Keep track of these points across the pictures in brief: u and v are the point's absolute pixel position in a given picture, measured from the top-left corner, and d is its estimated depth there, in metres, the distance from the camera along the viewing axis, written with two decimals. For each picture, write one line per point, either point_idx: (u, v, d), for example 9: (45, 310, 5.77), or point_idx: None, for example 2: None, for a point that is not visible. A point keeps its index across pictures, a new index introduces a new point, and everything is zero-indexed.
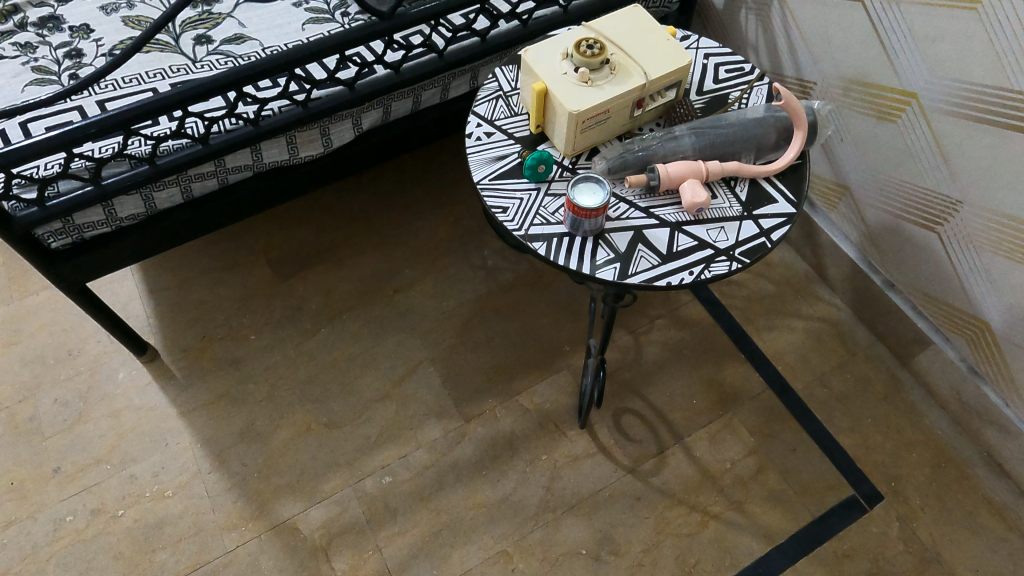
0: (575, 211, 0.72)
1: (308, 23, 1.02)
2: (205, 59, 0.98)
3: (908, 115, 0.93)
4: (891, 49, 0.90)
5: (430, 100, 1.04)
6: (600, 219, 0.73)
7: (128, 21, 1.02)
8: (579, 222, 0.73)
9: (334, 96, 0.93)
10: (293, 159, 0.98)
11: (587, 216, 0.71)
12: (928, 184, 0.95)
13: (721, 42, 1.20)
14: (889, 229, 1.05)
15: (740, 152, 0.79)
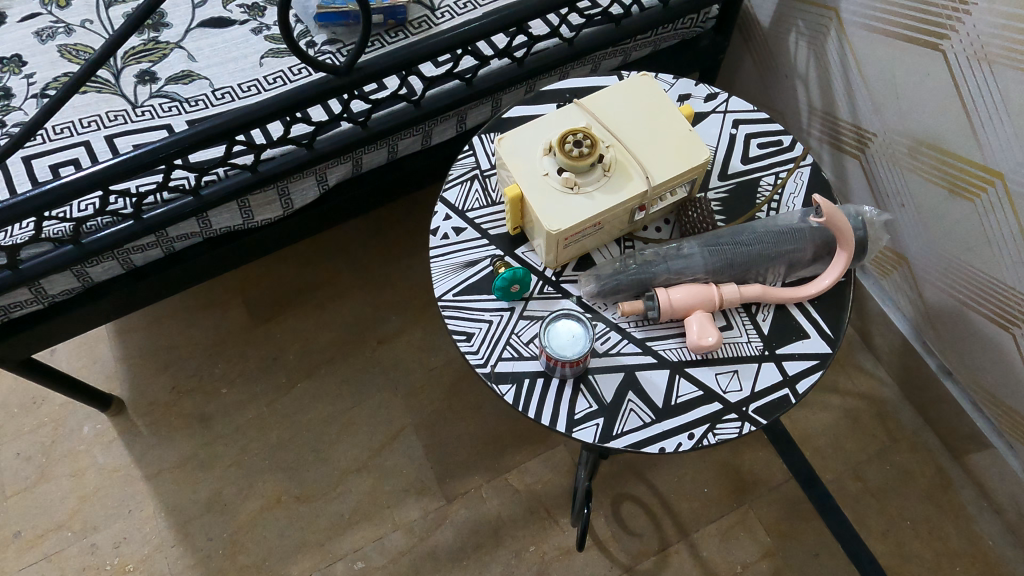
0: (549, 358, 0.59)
1: (267, 55, 0.87)
2: (147, 104, 0.84)
3: (988, 198, 0.74)
4: (973, 116, 0.71)
5: (408, 148, 0.89)
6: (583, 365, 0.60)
7: (66, 50, 0.88)
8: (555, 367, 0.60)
9: (288, 157, 0.80)
10: (248, 223, 0.85)
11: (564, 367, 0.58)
12: (1006, 278, 0.77)
13: (766, 64, 1.00)
14: (952, 314, 0.88)
15: (766, 271, 0.63)
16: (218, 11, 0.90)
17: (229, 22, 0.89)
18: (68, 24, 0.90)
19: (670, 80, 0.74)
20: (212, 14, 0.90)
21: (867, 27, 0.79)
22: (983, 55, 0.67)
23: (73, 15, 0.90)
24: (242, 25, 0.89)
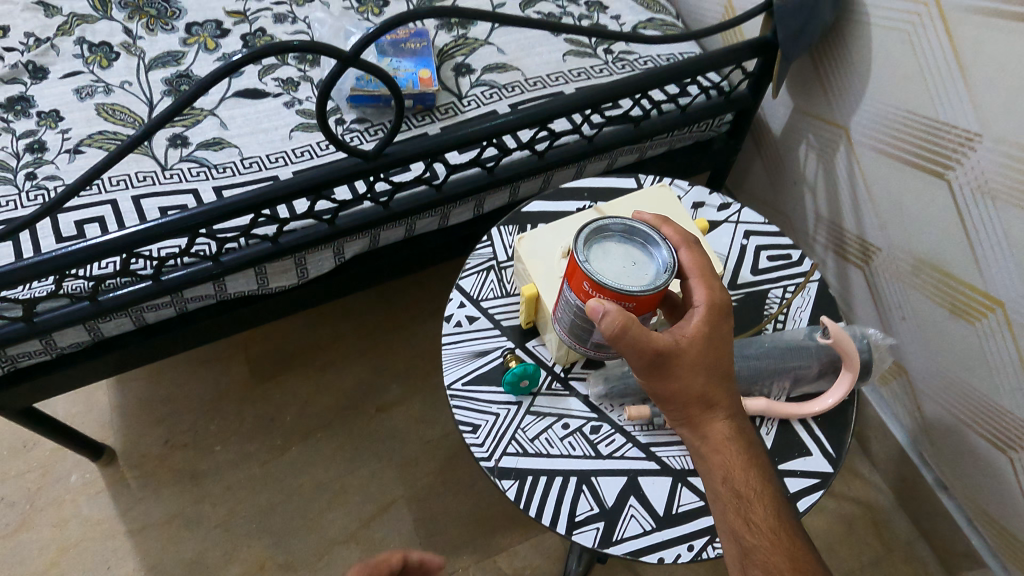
0: (583, 285, 0.52)
1: (297, 129, 0.90)
2: (176, 167, 0.86)
3: (988, 322, 0.75)
4: (976, 242, 0.73)
5: (425, 227, 0.91)
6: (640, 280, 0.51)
7: (103, 109, 0.90)
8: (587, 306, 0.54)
9: (308, 231, 0.82)
10: (262, 289, 0.86)
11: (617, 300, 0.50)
12: (1004, 405, 0.78)
13: (776, 169, 1.04)
14: (951, 431, 0.88)
15: (771, 385, 0.64)
16: (253, 82, 0.94)
17: (262, 93, 0.93)
18: (108, 83, 0.93)
19: (685, 186, 0.77)
20: (247, 85, 0.94)
21: (875, 149, 0.82)
22: (986, 190, 0.70)
23: (114, 75, 0.94)
24: (275, 97, 0.93)
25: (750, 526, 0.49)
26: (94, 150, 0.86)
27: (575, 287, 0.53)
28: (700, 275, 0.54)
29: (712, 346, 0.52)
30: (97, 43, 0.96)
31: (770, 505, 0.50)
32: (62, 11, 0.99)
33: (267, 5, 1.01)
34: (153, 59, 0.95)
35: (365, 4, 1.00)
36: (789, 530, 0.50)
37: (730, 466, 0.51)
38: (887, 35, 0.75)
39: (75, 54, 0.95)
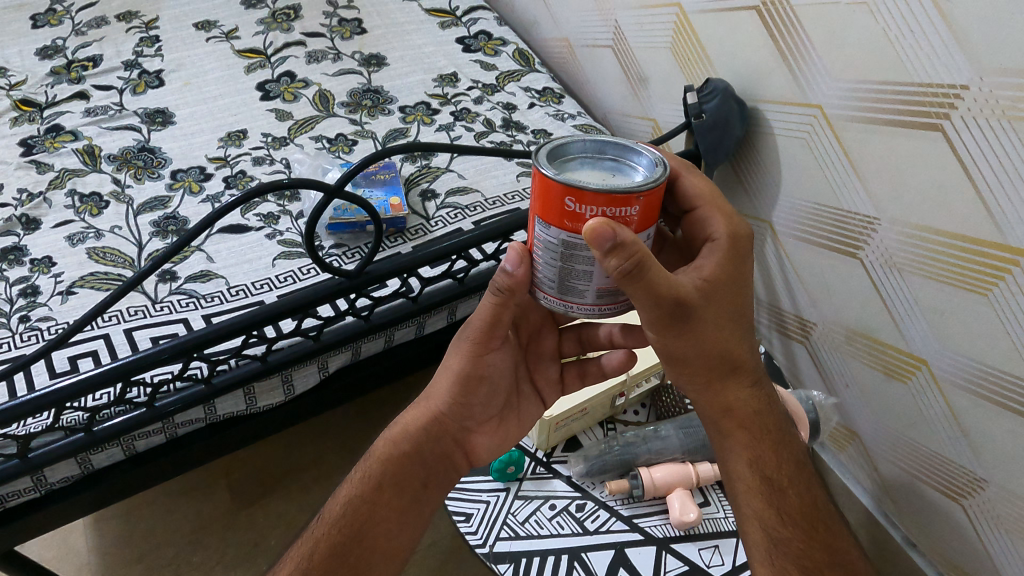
0: (562, 201, 0.45)
1: (279, 256, 0.98)
2: (166, 300, 0.92)
3: (917, 379, 0.85)
4: (893, 309, 0.83)
5: (404, 337, 0.98)
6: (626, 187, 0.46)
7: (94, 253, 0.96)
8: (572, 234, 0.46)
9: (294, 348, 0.87)
10: (250, 409, 0.90)
11: (614, 207, 0.44)
12: (947, 455, 0.86)
13: None
14: (907, 487, 0.95)
15: None
16: (236, 219, 1.02)
17: (245, 228, 1.01)
18: (98, 228, 0.99)
19: None
20: (230, 222, 1.02)
21: (795, 237, 0.94)
22: (892, 263, 0.81)
23: (104, 221, 1.00)
24: (257, 231, 1.01)
25: (778, 509, 0.60)
26: (87, 290, 0.91)
27: (552, 212, 0.46)
28: (720, 216, 0.57)
29: (730, 290, 0.55)
30: (88, 193, 1.04)
31: (793, 480, 0.61)
32: (54, 167, 1.07)
33: (246, 150, 1.11)
34: (141, 204, 1.03)
35: (336, 144, 1.12)
36: (808, 511, 0.61)
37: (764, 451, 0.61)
38: (789, 143, 0.88)
39: (67, 204, 1.02)
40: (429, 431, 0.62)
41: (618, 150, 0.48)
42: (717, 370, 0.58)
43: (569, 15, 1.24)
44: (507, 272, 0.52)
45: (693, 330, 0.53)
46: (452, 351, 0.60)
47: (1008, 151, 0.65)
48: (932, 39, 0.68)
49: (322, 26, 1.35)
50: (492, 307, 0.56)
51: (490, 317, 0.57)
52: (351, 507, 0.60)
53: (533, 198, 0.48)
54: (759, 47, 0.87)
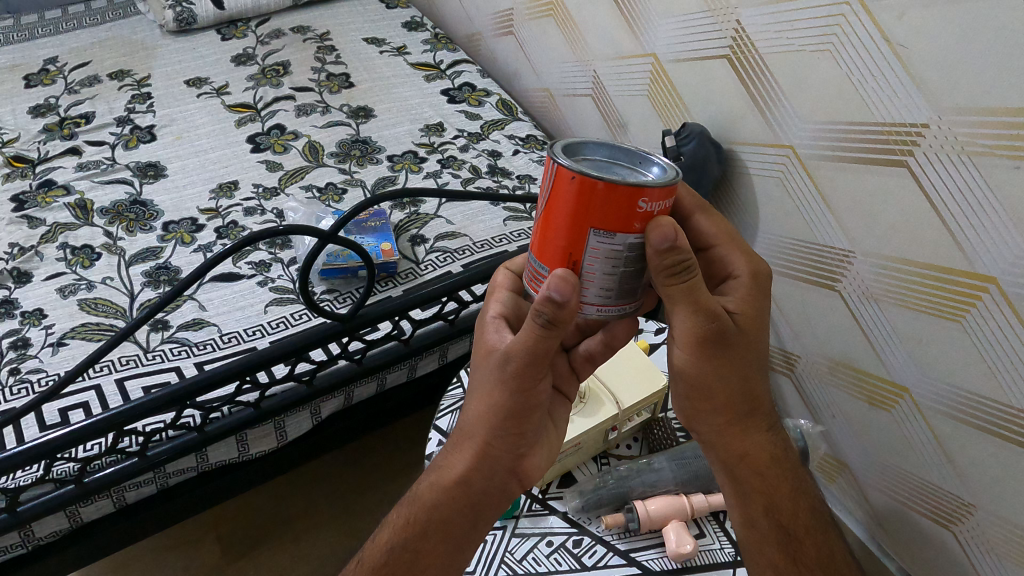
0: (634, 205, 0.44)
1: (271, 303, 0.99)
2: (158, 348, 0.92)
3: (901, 407, 0.86)
4: (874, 339, 0.86)
5: (396, 380, 0.99)
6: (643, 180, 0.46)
7: (86, 304, 0.96)
8: (637, 237, 0.45)
9: (288, 393, 0.88)
10: (243, 456, 0.90)
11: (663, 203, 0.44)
12: (936, 482, 0.87)
13: None
14: (899, 516, 0.96)
15: None
16: (228, 267, 1.04)
17: (237, 276, 1.03)
18: (90, 280, 0.99)
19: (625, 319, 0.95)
20: (222, 270, 1.03)
21: (782, 274, 0.95)
22: (870, 294, 0.84)
23: (96, 272, 1.01)
24: (249, 278, 1.02)
25: (794, 559, 0.59)
26: (78, 341, 0.91)
27: (619, 219, 0.44)
28: (740, 252, 0.57)
29: (756, 328, 0.54)
30: (80, 246, 1.04)
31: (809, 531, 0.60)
32: (46, 221, 1.08)
33: (237, 201, 1.13)
34: (133, 255, 1.04)
35: (326, 193, 1.14)
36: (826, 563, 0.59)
37: (778, 498, 0.60)
38: (765, 182, 0.92)
39: (58, 257, 1.03)
40: (473, 476, 0.56)
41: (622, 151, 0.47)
42: (737, 412, 0.57)
43: (549, 66, 1.30)
44: (554, 299, 0.46)
45: (727, 359, 0.53)
46: (495, 385, 0.52)
47: (970, 183, 0.69)
48: (893, 82, 0.72)
49: (311, 81, 1.39)
50: (537, 341, 0.48)
51: (529, 353, 0.49)
52: (391, 555, 0.56)
53: (579, 211, 0.44)
54: (731, 93, 0.92)
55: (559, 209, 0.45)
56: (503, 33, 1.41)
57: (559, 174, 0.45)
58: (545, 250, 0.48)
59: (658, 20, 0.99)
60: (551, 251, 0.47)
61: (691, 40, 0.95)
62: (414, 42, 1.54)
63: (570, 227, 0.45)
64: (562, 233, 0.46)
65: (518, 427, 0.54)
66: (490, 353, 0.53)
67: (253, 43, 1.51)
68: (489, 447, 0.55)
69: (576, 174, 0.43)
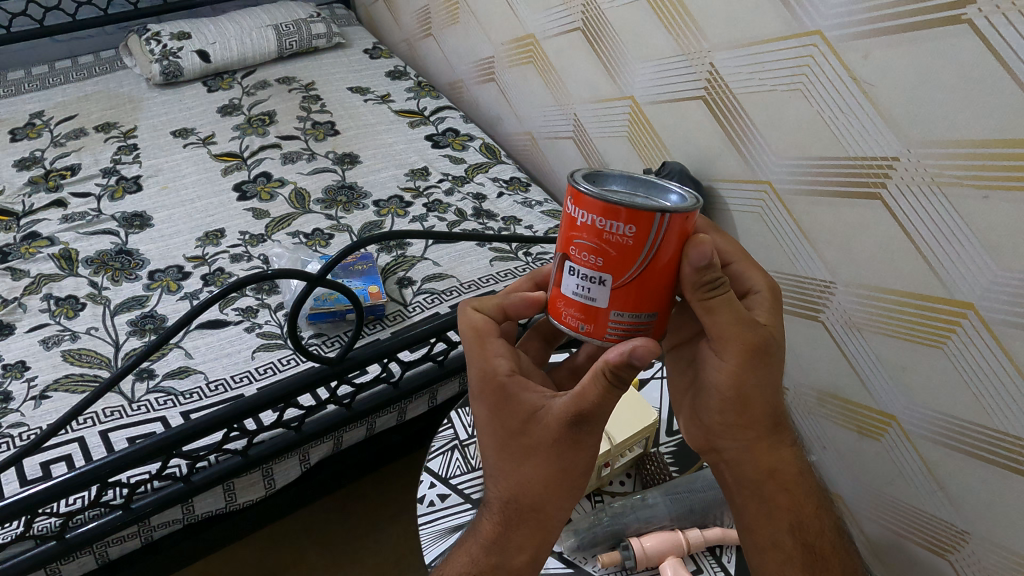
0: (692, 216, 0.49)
1: (258, 349, 0.98)
2: (143, 398, 0.90)
3: (890, 434, 0.87)
4: (859, 369, 0.87)
5: (385, 424, 0.98)
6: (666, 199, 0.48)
7: (70, 355, 0.95)
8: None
9: (276, 440, 0.86)
10: (230, 506, 0.88)
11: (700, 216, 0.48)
12: (928, 510, 0.87)
13: None
14: (894, 547, 0.95)
15: (721, 515, 0.75)
16: (215, 314, 1.04)
17: (224, 322, 1.02)
18: (74, 331, 0.98)
19: None
20: (209, 317, 1.03)
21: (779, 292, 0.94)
22: (853, 323, 0.85)
23: (80, 323, 1.00)
24: (236, 324, 1.02)
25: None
26: (61, 393, 0.89)
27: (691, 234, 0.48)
28: (758, 270, 0.56)
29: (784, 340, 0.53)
30: (64, 297, 1.04)
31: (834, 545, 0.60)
32: (29, 273, 1.07)
33: (224, 248, 1.14)
34: (118, 304, 1.03)
35: (313, 238, 1.15)
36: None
37: (805, 513, 0.59)
38: (743, 216, 0.94)
39: (42, 308, 1.02)
40: (541, 537, 0.56)
41: (640, 185, 0.48)
42: (764, 427, 0.56)
43: (530, 111, 1.33)
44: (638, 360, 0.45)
45: (761, 372, 0.52)
46: (554, 449, 0.51)
47: (941, 213, 0.71)
48: (863, 117, 0.75)
49: (296, 129, 1.42)
50: (608, 403, 0.49)
51: (595, 410, 0.49)
52: None
53: (684, 245, 0.46)
54: (707, 132, 0.95)
55: (670, 250, 0.45)
56: (484, 80, 1.45)
57: (674, 222, 0.44)
58: (653, 299, 0.47)
59: (635, 64, 1.02)
60: (655, 295, 0.47)
61: (667, 83, 0.98)
62: (397, 90, 1.58)
63: (655, 269, 0.46)
64: (664, 274, 0.46)
65: (577, 480, 0.54)
66: (541, 416, 0.51)
67: (239, 94, 1.53)
68: (552, 508, 0.55)
69: (691, 211, 0.45)
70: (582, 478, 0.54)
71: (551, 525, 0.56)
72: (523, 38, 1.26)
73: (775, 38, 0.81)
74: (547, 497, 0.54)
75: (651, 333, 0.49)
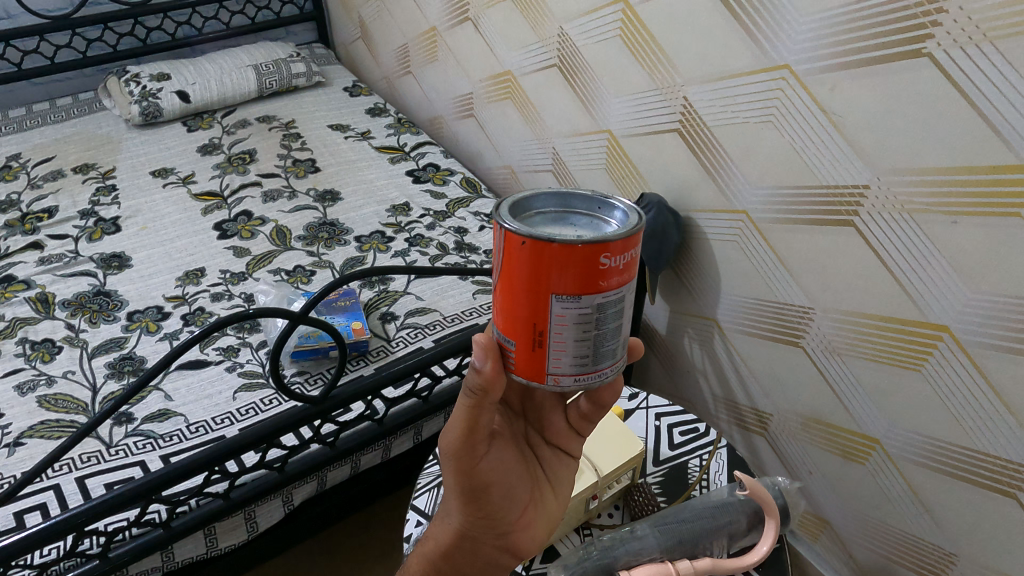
0: (595, 264, 0.40)
1: (239, 389, 0.97)
2: (122, 443, 0.88)
3: (874, 459, 0.88)
4: (841, 393, 0.88)
5: (369, 462, 0.97)
6: (598, 227, 0.42)
7: (45, 400, 0.93)
8: (604, 296, 0.41)
9: (259, 481, 0.85)
10: (210, 551, 0.86)
11: (612, 253, 0.40)
12: (916, 533, 0.87)
13: (671, 382, 1.17)
14: (885, 571, 0.95)
15: (711, 543, 0.75)
16: (196, 354, 1.02)
17: (204, 363, 1.01)
18: (50, 375, 0.97)
19: None
20: (190, 358, 1.02)
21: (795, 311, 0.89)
22: (832, 348, 0.86)
23: (56, 366, 0.98)
24: (217, 364, 1.01)
25: None
26: (36, 440, 0.87)
27: (582, 282, 0.40)
28: None
29: None
30: (40, 340, 1.02)
31: None
32: (4, 317, 1.06)
33: (204, 288, 1.13)
34: (96, 347, 1.01)
35: (295, 275, 1.15)
36: None
37: None
38: (722, 245, 0.95)
39: (17, 352, 1.00)
40: (457, 557, 0.54)
41: (586, 202, 0.43)
42: None
43: (509, 145, 1.35)
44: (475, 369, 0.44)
45: None
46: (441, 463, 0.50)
47: (913, 238, 0.73)
48: (833, 147, 0.77)
49: (277, 167, 1.42)
50: (465, 416, 0.46)
51: (455, 425, 0.47)
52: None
53: (537, 277, 0.41)
54: (684, 164, 0.97)
55: (518, 274, 0.41)
56: (463, 116, 1.47)
57: (532, 248, 0.40)
58: (507, 320, 0.44)
59: (611, 100, 1.04)
60: (520, 320, 0.43)
61: (642, 117, 1.00)
62: (378, 126, 1.59)
63: (518, 289, 0.42)
64: (526, 301, 0.42)
65: (477, 505, 0.51)
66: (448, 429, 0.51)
67: (219, 133, 1.54)
68: (460, 529, 0.53)
69: (529, 239, 0.40)
70: (484, 507, 0.51)
71: (468, 549, 0.54)
72: (501, 75, 1.29)
73: (745, 72, 0.83)
74: (458, 517, 0.53)
75: (517, 364, 0.44)
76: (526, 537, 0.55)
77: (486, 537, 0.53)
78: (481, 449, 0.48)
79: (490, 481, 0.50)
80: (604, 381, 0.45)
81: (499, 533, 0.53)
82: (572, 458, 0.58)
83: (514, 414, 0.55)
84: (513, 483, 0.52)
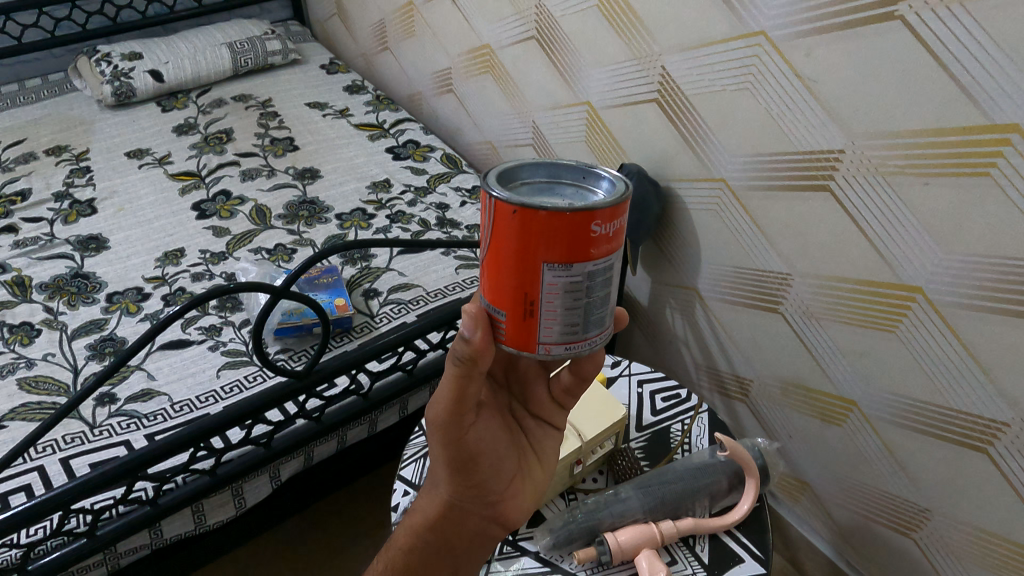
0: (584, 232, 0.40)
1: (223, 367, 0.97)
2: (105, 423, 0.88)
3: (852, 420, 0.90)
4: (820, 358, 0.89)
5: (356, 436, 0.97)
6: (586, 196, 0.42)
7: (25, 383, 0.92)
8: (593, 263, 0.42)
9: (245, 457, 0.85)
10: (199, 528, 0.86)
11: (601, 220, 0.40)
12: (893, 491, 0.90)
13: (654, 353, 1.19)
14: (862, 529, 0.98)
15: (694, 504, 0.76)
16: (178, 334, 1.02)
17: (187, 342, 1.01)
18: (29, 357, 0.96)
19: None
20: (172, 338, 1.01)
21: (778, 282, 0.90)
22: (811, 314, 0.88)
23: (36, 349, 0.97)
24: (200, 343, 1.01)
25: None
26: (19, 422, 0.87)
27: (571, 250, 0.41)
28: None
29: None
30: (18, 323, 1.01)
31: None
32: None
33: (184, 268, 1.12)
34: (76, 328, 1.00)
35: (276, 253, 1.14)
36: None
37: None
38: (702, 215, 0.96)
39: None
40: (445, 527, 0.55)
41: (574, 172, 0.43)
42: None
43: (489, 120, 1.35)
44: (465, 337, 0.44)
45: None
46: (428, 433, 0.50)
47: (887, 201, 0.74)
48: (809, 113, 0.78)
49: (254, 146, 1.41)
50: (453, 387, 0.46)
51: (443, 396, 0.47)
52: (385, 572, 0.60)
53: (526, 246, 0.41)
54: (663, 134, 0.97)
55: (506, 244, 0.42)
56: (442, 92, 1.46)
57: (522, 216, 0.40)
58: (496, 290, 0.44)
59: (590, 71, 1.04)
60: (508, 288, 0.43)
61: (621, 87, 1.00)
62: (356, 104, 1.58)
63: (506, 256, 0.42)
64: (514, 269, 0.42)
65: (464, 473, 0.51)
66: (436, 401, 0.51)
67: (194, 113, 1.52)
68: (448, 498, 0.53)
69: (519, 208, 0.40)
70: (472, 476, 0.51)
71: (457, 520, 0.54)
72: (479, 48, 1.28)
73: (721, 39, 0.83)
74: (446, 487, 0.53)
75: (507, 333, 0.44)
76: (513, 507, 0.55)
77: (475, 506, 0.53)
78: (468, 419, 0.48)
79: (476, 450, 0.50)
80: (592, 349, 0.46)
81: (488, 502, 0.53)
82: (556, 428, 0.58)
83: (498, 385, 0.55)
84: (500, 452, 0.52)
